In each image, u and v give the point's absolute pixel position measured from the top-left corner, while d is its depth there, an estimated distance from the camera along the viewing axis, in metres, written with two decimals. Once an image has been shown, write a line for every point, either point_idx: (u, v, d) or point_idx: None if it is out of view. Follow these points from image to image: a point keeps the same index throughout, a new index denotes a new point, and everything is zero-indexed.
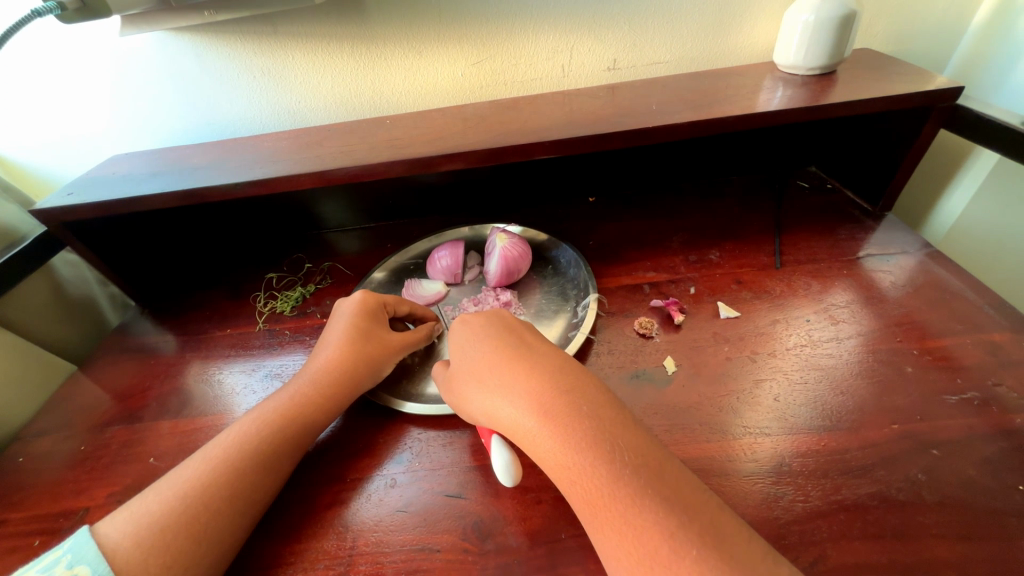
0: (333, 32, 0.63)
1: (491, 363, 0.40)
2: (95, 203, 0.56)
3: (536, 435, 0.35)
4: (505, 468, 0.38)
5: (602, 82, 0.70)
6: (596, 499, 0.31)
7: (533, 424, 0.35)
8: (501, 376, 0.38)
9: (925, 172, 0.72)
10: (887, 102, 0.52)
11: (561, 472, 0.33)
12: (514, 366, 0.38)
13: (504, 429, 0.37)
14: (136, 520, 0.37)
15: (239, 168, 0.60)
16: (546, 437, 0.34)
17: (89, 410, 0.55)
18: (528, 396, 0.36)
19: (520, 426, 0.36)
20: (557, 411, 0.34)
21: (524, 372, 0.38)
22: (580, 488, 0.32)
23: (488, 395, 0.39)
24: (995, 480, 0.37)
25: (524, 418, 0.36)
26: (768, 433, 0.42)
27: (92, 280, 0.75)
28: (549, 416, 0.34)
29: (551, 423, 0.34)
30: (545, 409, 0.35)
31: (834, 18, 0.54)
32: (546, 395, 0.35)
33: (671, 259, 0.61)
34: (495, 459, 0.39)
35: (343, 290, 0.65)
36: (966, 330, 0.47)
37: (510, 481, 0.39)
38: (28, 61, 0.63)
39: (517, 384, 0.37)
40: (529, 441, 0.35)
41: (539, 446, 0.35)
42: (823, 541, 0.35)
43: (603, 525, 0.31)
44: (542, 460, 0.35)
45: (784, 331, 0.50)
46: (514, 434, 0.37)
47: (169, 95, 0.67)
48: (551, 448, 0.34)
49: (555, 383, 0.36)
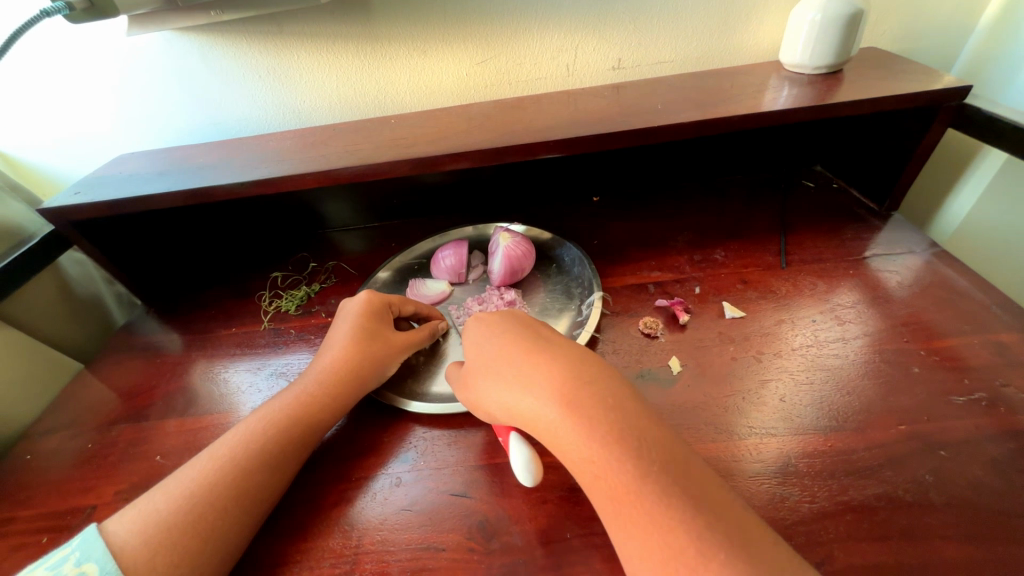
0: (338, 31, 0.63)
1: (509, 357, 0.40)
2: (102, 202, 0.57)
3: (559, 428, 0.35)
4: (525, 467, 0.38)
5: (606, 81, 0.70)
6: (620, 495, 0.31)
7: (556, 417, 0.35)
8: (521, 370, 0.38)
9: (933, 196, 0.74)
10: (895, 102, 0.52)
11: (584, 466, 0.33)
12: (532, 359, 0.38)
13: (524, 422, 0.37)
14: (143, 518, 0.37)
15: (245, 168, 0.60)
16: (569, 430, 0.34)
17: (96, 409, 0.56)
18: (550, 389, 0.36)
19: (542, 418, 0.36)
20: (581, 403, 0.34)
21: (546, 364, 0.37)
22: (603, 483, 0.32)
23: (506, 388, 0.38)
24: (1003, 482, 0.37)
25: (545, 411, 0.35)
26: (774, 434, 0.41)
27: (98, 279, 0.75)
28: (572, 409, 0.34)
29: (575, 416, 0.34)
30: (568, 402, 0.35)
31: (840, 16, 0.54)
32: (569, 388, 0.35)
33: (676, 259, 0.60)
34: (515, 457, 0.39)
35: (348, 289, 0.66)
36: (973, 330, 0.47)
37: (531, 481, 0.38)
38: (35, 61, 0.63)
39: (536, 376, 0.37)
40: (551, 433, 0.35)
41: (562, 438, 0.34)
42: (830, 542, 0.35)
43: (627, 522, 0.31)
44: (564, 453, 0.35)
45: (789, 331, 0.50)
46: (535, 429, 0.36)
47: (174, 94, 0.68)
48: (575, 440, 0.34)
49: (577, 375, 0.36)
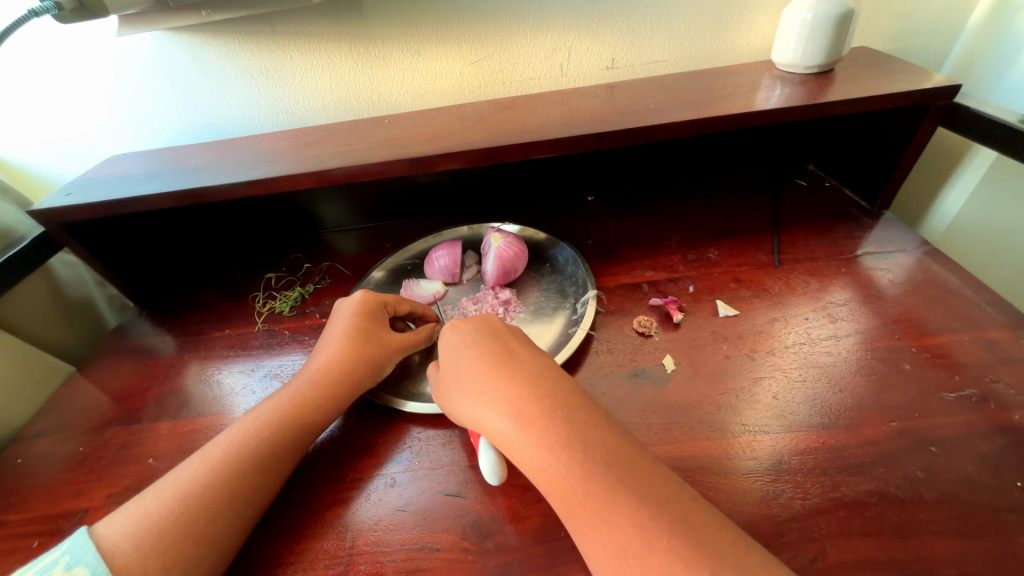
0: (331, 31, 0.63)
1: (470, 368, 0.40)
2: (92, 204, 0.56)
3: (514, 440, 0.35)
4: (491, 469, 0.39)
5: (601, 81, 0.70)
6: (572, 497, 0.31)
7: (511, 429, 0.35)
8: (481, 383, 0.38)
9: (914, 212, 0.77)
10: (885, 101, 0.52)
11: (537, 473, 0.33)
12: (490, 371, 0.39)
13: (484, 432, 0.37)
14: (133, 520, 0.37)
15: (237, 168, 0.60)
16: (522, 440, 0.34)
17: (88, 411, 0.55)
18: (506, 402, 0.36)
19: (499, 431, 0.36)
20: (532, 415, 0.34)
21: (501, 376, 0.38)
22: (556, 489, 0.32)
23: (468, 401, 0.39)
24: (993, 478, 0.37)
25: (500, 423, 0.36)
26: (767, 431, 0.42)
27: (89, 282, 0.74)
28: (523, 420, 0.35)
29: (526, 426, 0.34)
30: (520, 412, 0.35)
31: (830, 17, 0.54)
32: (523, 401, 0.35)
33: (670, 258, 0.61)
34: (482, 459, 0.39)
35: (342, 290, 0.65)
36: (964, 327, 0.48)
37: (496, 479, 0.40)
38: (25, 62, 0.63)
39: (493, 388, 0.37)
40: (507, 444, 0.35)
41: (517, 450, 0.35)
42: (822, 538, 0.35)
43: (581, 524, 0.31)
44: (521, 465, 0.35)
45: (783, 329, 0.50)
46: (494, 440, 0.37)
47: (166, 95, 0.67)
48: (528, 452, 0.34)
49: (533, 386, 0.36)
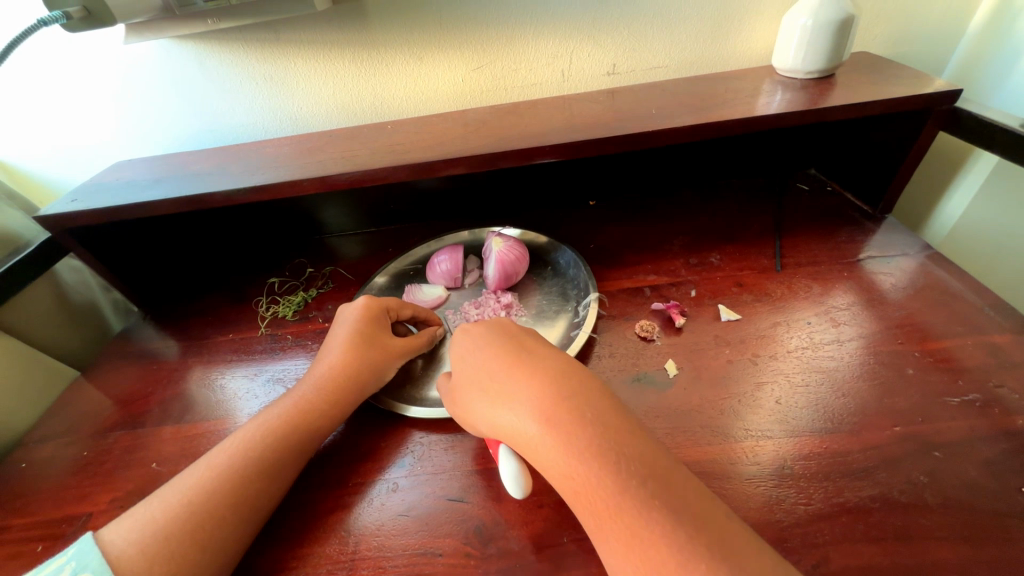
0: (335, 38, 0.63)
1: (492, 370, 0.40)
2: (98, 210, 0.57)
3: (539, 445, 0.35)
4: (514, 478, 0.38)
5: (602, 86, 0.70)
6: (601, 509, 0.31)
7: (536, 433, 0.35)
8: (504, 386, 0.38)
9: (914, 209, 0.77)
10: (887, 106, 0.52)
11: (565, 481, 0.33)
12: (514, 373, 0.38)
13: (507, 437, 0.37)
14: (136, 526, 0.37)
15: (242, 174, 0.60)
16: (549, 445, 0.34)
17: (92, 416, 0.56)
18: (531, 406, 0.36)
19: (523, 435, 0.36)
20: (559, 419, 0.34)
21: (527, 378, 0.37)
22: (583, 497, 0.32)
23: (490, 404, 0.39)
24: (998, 483, 0.37)
25: (526, 427, 0.35)
26: (770, 436, 0.42)
27: (94, 286, 0.76)
28: (551, 424, 0.34)
29: (555, 431, 0.34)
30: (548, 417, 0.35)
31: (831, 22, 0.55)
32: (548, 403, 0.35)
33: (672, 262, 0.61)
34: (504, 469, 0.38)
35: (345, 295, 0.66)
36: (966, 332, 0.47)
37: (519, 491, 0.38)
38: (33, 69, 0.64)
39: (518, 392, 0.37)
40: (532, 450, 0.35)
41: (542, 454, 0.34)
42: (825, 543, 0.35)
43: (609, 535, 0.31)
44: (546, 470, 0.35)
45: (785, 333, 0.50)
46: (517, 445, 0.36)
47: (171, 102, 0.68)
48: (554, 457, 0.34)
49: (557, 389, 0.36)
